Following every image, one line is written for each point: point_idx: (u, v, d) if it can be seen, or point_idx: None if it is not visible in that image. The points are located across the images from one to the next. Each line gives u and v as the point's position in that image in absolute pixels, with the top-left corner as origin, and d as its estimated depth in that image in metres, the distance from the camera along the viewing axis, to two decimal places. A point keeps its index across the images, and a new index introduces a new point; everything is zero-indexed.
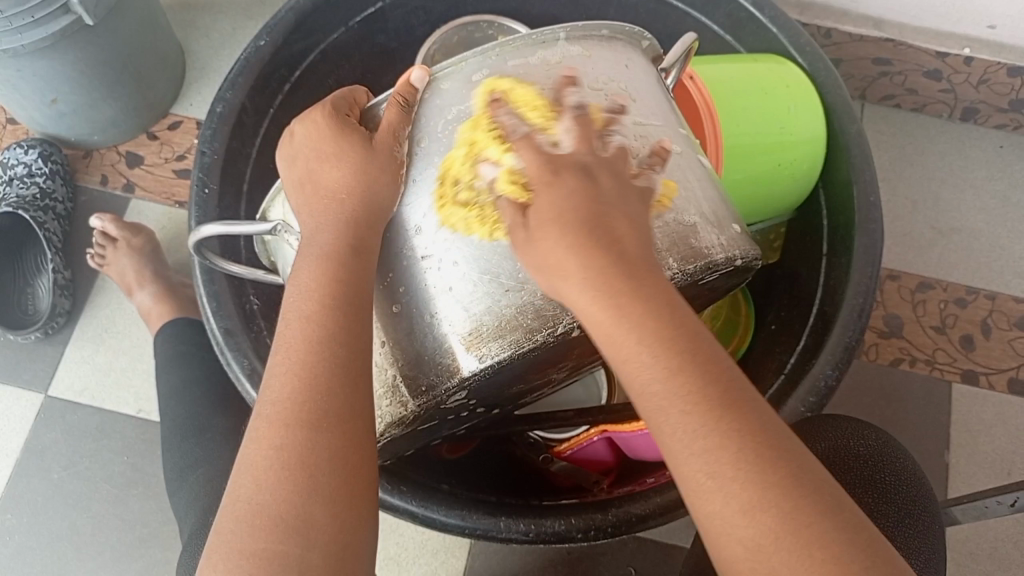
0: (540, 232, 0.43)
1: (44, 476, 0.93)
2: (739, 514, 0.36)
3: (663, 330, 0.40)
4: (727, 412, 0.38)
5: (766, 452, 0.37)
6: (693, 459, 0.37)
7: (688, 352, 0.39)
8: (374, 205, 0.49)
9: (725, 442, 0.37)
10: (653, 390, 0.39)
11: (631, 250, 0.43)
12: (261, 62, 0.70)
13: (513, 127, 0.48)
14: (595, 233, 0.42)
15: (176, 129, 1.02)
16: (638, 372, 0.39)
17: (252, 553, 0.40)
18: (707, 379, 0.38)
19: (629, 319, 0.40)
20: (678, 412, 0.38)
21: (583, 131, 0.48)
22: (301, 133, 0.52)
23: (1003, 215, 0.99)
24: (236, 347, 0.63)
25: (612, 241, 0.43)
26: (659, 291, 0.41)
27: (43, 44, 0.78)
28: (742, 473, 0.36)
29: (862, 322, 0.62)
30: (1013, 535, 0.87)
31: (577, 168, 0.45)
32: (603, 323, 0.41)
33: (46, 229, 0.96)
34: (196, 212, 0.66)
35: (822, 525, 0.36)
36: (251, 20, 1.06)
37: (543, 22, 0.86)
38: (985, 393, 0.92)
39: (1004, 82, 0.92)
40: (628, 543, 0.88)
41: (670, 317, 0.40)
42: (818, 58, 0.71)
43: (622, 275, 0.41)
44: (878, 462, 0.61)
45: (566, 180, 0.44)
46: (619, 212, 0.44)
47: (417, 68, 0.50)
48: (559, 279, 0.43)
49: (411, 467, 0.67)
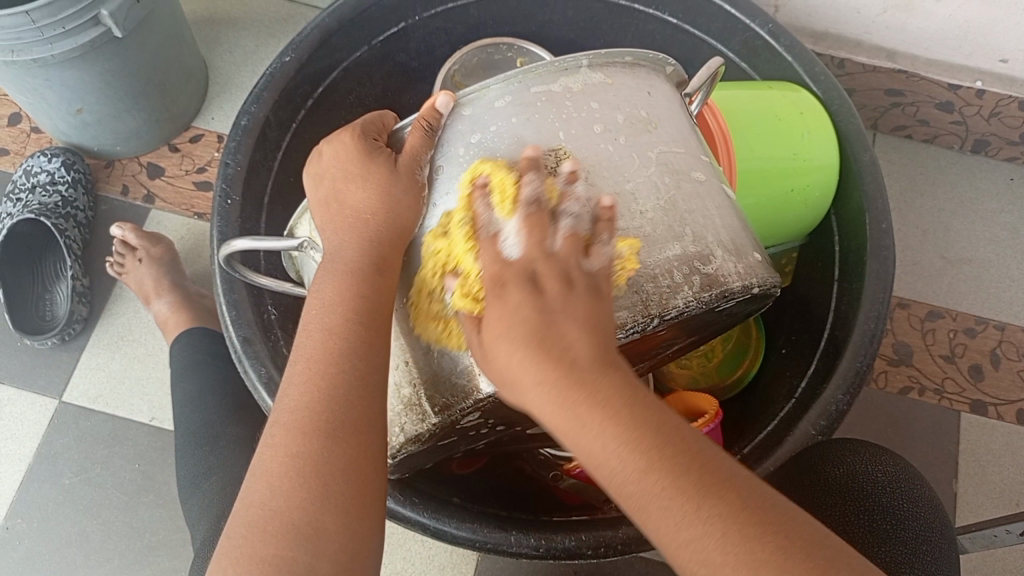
0: (499, 341, 0.42)
1: (55, 482, 0.93)
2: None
3: (627, 428, 0.39)
4: (706, 498, 0.37)
5: (753, 532, 0.37)
6: (684, 548, 0.37)
7: (656, 448, 0.38)
8: (399, 225, 0.50)
9: (710, 530, 0.37)
10: (628, 490, 0.39)
11: (584, 360, 0.41)
12: (285, 77, 0.71)
13: (485, 222, 0.48)
14: (545, 343, 0.41)
15: (197, 143, 1.04)
16: (612, 474, 0.39)
17: (262, 559, 0.41)
18: (678, 467, 0.38)
19: (587, 421, 0.39)
20: (657, 506, 0.38)
21: (533, 229, 0.45)
22: (328, 154, 0.53)
23: (1014, 247, 0.99)
24: (254, 356, 0.64)
25: (562, 352, 0.41)
26: (615, 387, 0.40)
27: (72, 55, 0.80)
28: (731, 554, 0.36)
29: (873, 348, 0.63)
30: (1021, 565, 0.87)
31: (523, 278, 0.43)
32: (564, 427, 0.40)
33: (66, 237, 0.98)
34: (219, 221, 0.67)
35: None
36: (274, 37, 1.08)
37: (562, 46, 0.88)
38: (994, 423, 0.92)
39: (1015, 115, 0.93)
40: (634, 564, 0.88)
41: (633, 407, 0.40)
42: (831, 86, 0.72)
43: (576, 383, 0.40)
44: (898, 487, 0.62)
45: (511, 292, 0.42)
46: (566, 318, 0.42)
47: (442, 94, 0.51)
48: (518, 391, 0.42)
49: (425, 481, 0.67)
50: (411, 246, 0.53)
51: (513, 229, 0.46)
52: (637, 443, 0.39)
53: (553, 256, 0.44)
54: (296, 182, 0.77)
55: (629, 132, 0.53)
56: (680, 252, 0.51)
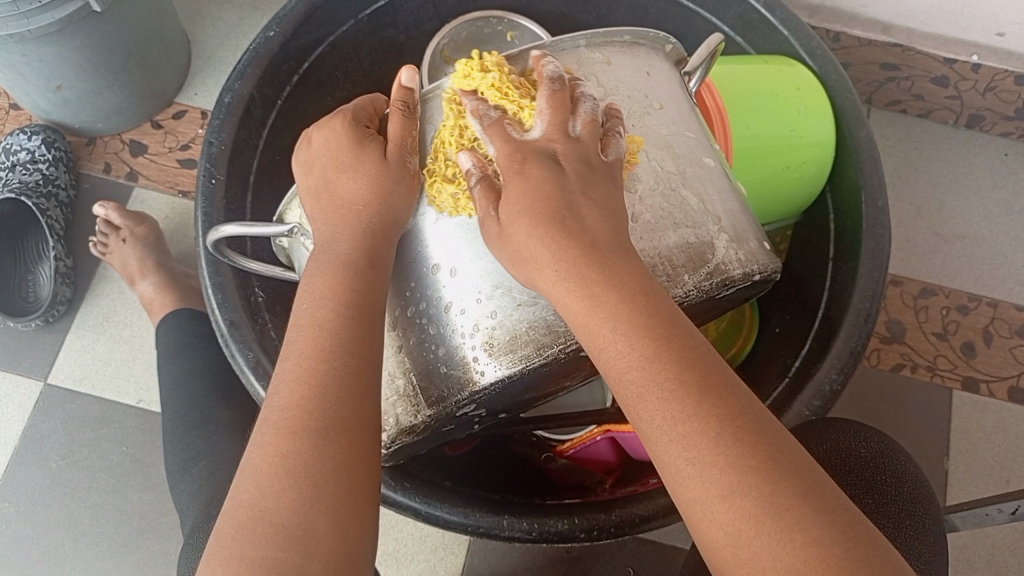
0: (514, 225, 0.44)
1: (43, 465, 0.92)
2: (718, 500, 0.37)
3: (641, 316, 0.41)
4: (706, 396, 0.39)
5: (747, 439, 0.38)
6: (671, 445, 0.38)
7: (664, 339, 0.40)
8: (391, 216, 0.49)
9: (704, 428, 0.38)
10: (630, 377, 0.40)
11: (606, 241, 0.43)
12: (269, 53, 0.69)
13: (484, 112, 0.47)
14: (566, 222, 0.43)
15: (181, 119, 1.02)
16: (614, 357, 0.41)
17: (252, 560, 0.40)
18: (683, 363, 0.39)
19: (603, 306, 0.41)
20: (656, 396, 0.39)
21: (554, 112, 0.46)
22: (318, 141, 0.52)
23: (1007, 224, 0.99)
24: (241, 340, 0.63)
25: (582, 229, 0.43)
26: (634, 277, 0.42)
27: (49, 29, 0.77)
28: (723, 457, 0.37)
29: (868, 328, 0.62)
30: (1010, 542, 0.87)
31: (544, 157, 0.44)
32: (582, 315, 0.42)
33: (48, 216, 0.96)
34: (202, 202, 0.65)
35: (802, 508, 0.36)
36: (258, 10, 1.06)
37: (552, 21, 0.86)
38: (985, 401, 0.92)
39: (1012, 90, 0.92)
40: (627, 542, 0.88)
41: (651, 297, 0.42)
42: (828, 61, 0.71)
43: (592, 263, 0.42)
44: (882, 463, 0.59)
45: (532, 168, 0.44)
46: (586, 200, 0.44)
47: (404, 69, 0.51)
48: (533, 272, 0.44)
49: (419, 465, 0.67)
50: (406, 236, 0.52)
51: (535, 121, 0.46)
52: (650, 331, 0.40)
53: (574, 141, 0.45)
54: (281, 162, 0.76)
55: (631, 116, 0.51)
56: (680, 240, 0.50)
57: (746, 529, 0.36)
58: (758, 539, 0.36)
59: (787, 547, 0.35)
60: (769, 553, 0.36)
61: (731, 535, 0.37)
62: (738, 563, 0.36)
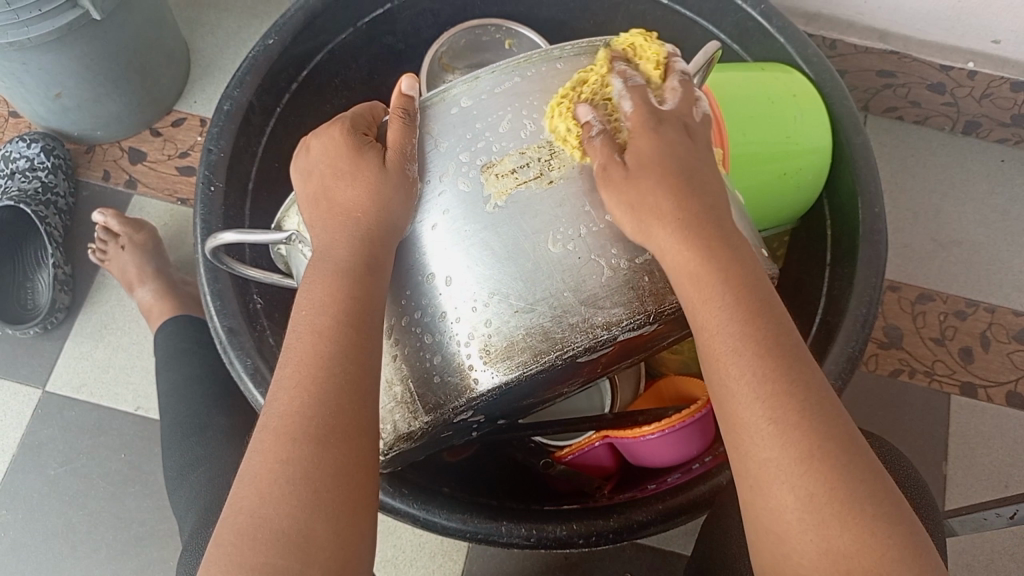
0: (637, 184, 0.46)
1: (41, 472, 0.92)
2: (795, 462, 0.40)
3: (751, 289, 0.44)
4: (798, 366, 0.42)
5: (829, 413, 0.41)
6: (760, 403, 0.41)
7: (769, 312, 0.43)
8: (390, 223, 0.49)
9: (795, 394, 0.41)
10: (730, 337, 0.43)
11: (716, 223, 0.46)
12: (268, 61, 0.69)
13: (632, 76, 0.51)
14: (685, 192, 0.46)
15: (180, 127, 1.02)
16: (716, 319, 0.43)
17: (252, 567, 0.40)
18: (783, 336, 0.43)
19: (714, 273, 0.44)
20: (751, 358, 0.42)
21: (683, 97, 0.50)
22: (316, 149, 0.52)
23: (1004, 229, 0.99)
24: (240, 347, 0.63)
25: (700, 207, 0.46)
26: (746, 255, 0.46)
27: (49, 38, 0.78)
28: (808, 422, 0.40)
29: (864, 334, 0.62)
30: (1009, 547, 0.88)
31: (675, 126, 0.49)
32: (692, 277, 0.44)
33: (47, 224, 0.96)
34: (202, 209, 0.66)
35: (867, 487, 0.40)
36: (257, 18, 1.06)
37: (549, 28, 0.86)
38: (983, 406, 0.93)
39: (1008, 96, 0.93)
40: (626, 548, 0.88)
41: (756, 276, 0.45)
42: (824, 68, 0.72)
43: (709, 234, 0.45)
44: (881, 469, 0.59)
45: (665, 133, 0.48)
46: (702, 178, 0.48)
47: (405, 78, 0.51)
48: (644, 233, 0.46)
49: (417, 471, 0.67)
50: (403, 243, 0.52)
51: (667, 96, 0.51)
52: (754, 303, 0.43)
53: (694, 127, 0.50)
54: (280, 169, 0.76)
55: None
56: None
57: (820, 495, 0.39)
58: (828, 504, 0.39)
59: (853, 516, 0.39)
60: (837, 519, 0.39)
61: (803, 498, 0.39)
62: (804, 525, 0.39)
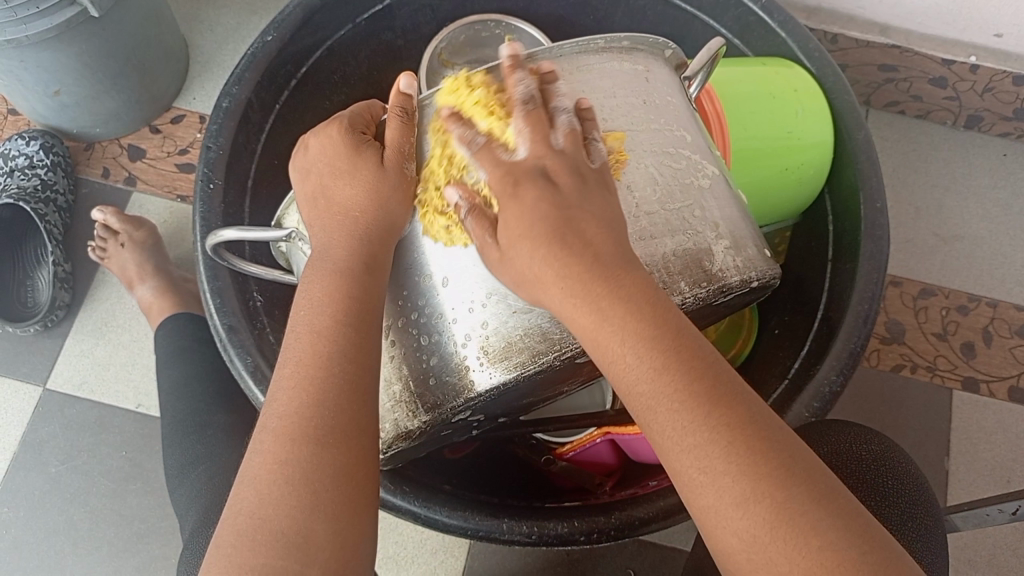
0: (515, 247, 0.43)
1: (42, 470, 0.92)
2: (733, 508, 0.37)
3: (648, 327, 0.40)
4: (717, 406, 0.39)
5: (760, 447, 0.38)
6: (684, 454, 0.38)
7: (674, 351, 0.39)
8: (388, 223, 0.49)
9: (716, 439, 0.38)
10: (640, 389, 0.40)
11: (608, 254, 0.42)
12: (267, 57, 0.69)
13: (469, 139, 0.46)
14: (566, 239, 0.41)
15: (179, 124, 1.02)
16: (625, 371, 0.40)
17: (251, 568, 0.40)
18: (693, 375, 0.39)
19: (611, 317, 0.40)
20: (667, 408, 0.39)
21: (534, 129, 0.45)
22: (315, 147, 0.52)
23: (1006, 224, 0.99)
24: (240, 345, 0.63)
25: (585, 242, 0.42)
26: (639, 285, 0.41)
27: (47, 35, 0.77)
28: (735, 467, 0.37)
29: (867, 329, 0.62)
30: (1012, 542, 0.87)
31: (534, 176, 0.43)
32: (591, 327, 0.41)
33: (47, 222, 0.96)
34: (201, 207, 0.65)
35: (817, 515, 0.37)
36: (256, 14, 1.06)
37: (549, 24, 0.86)
38: (986, 401, 0.92)
39: (1009, 90, 0.92)
40: (628, 545, 0.88)
41: (658, 308, 0.41)
42: (825, 63, 0.71)
43: (596, 276, 0.41)
44: (883, 465, 0.59)
45: (526, 190, 0.43)
46: (584, 212, 0.43)
47: (404, 76, 0.50)
48: (536, 289, 0.43)
49: (418, 468, 0.67)
50: (402, 242, 0.52)
51: (516, 139, 0.45)
52: (658, 343, 0.40)
53: (562, 154, 0.44)
54: (280, 166, 0.76)
55: (625, 122, 0.51)
56: (676, 246, 0.50)
57: (762, 538, 0.37)
58: (774, 547, 0.36)
59: (804, 554, 0.36)
60: (787, 560, 0.36)
61: (747, 543, 0.37)
62: (753, 570, 0.37)
